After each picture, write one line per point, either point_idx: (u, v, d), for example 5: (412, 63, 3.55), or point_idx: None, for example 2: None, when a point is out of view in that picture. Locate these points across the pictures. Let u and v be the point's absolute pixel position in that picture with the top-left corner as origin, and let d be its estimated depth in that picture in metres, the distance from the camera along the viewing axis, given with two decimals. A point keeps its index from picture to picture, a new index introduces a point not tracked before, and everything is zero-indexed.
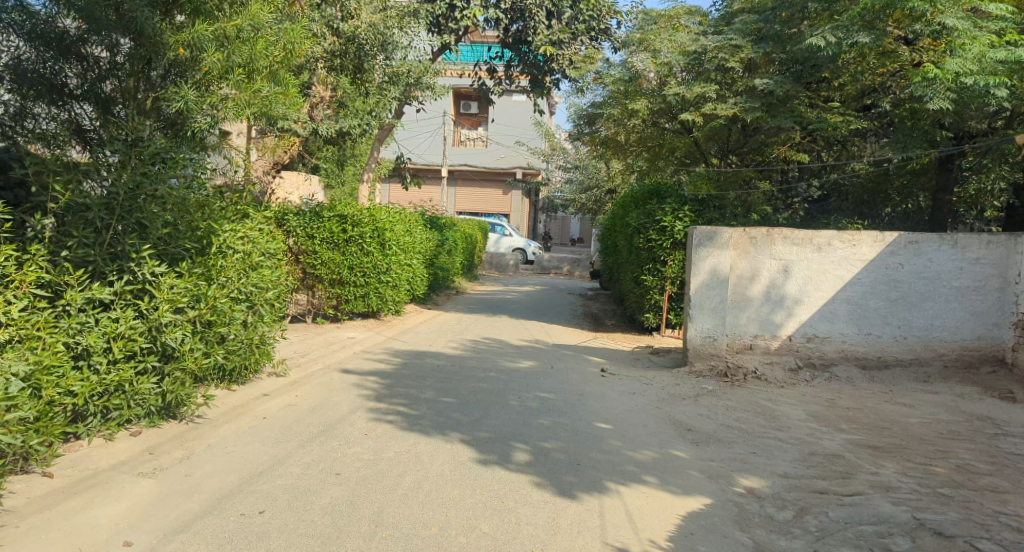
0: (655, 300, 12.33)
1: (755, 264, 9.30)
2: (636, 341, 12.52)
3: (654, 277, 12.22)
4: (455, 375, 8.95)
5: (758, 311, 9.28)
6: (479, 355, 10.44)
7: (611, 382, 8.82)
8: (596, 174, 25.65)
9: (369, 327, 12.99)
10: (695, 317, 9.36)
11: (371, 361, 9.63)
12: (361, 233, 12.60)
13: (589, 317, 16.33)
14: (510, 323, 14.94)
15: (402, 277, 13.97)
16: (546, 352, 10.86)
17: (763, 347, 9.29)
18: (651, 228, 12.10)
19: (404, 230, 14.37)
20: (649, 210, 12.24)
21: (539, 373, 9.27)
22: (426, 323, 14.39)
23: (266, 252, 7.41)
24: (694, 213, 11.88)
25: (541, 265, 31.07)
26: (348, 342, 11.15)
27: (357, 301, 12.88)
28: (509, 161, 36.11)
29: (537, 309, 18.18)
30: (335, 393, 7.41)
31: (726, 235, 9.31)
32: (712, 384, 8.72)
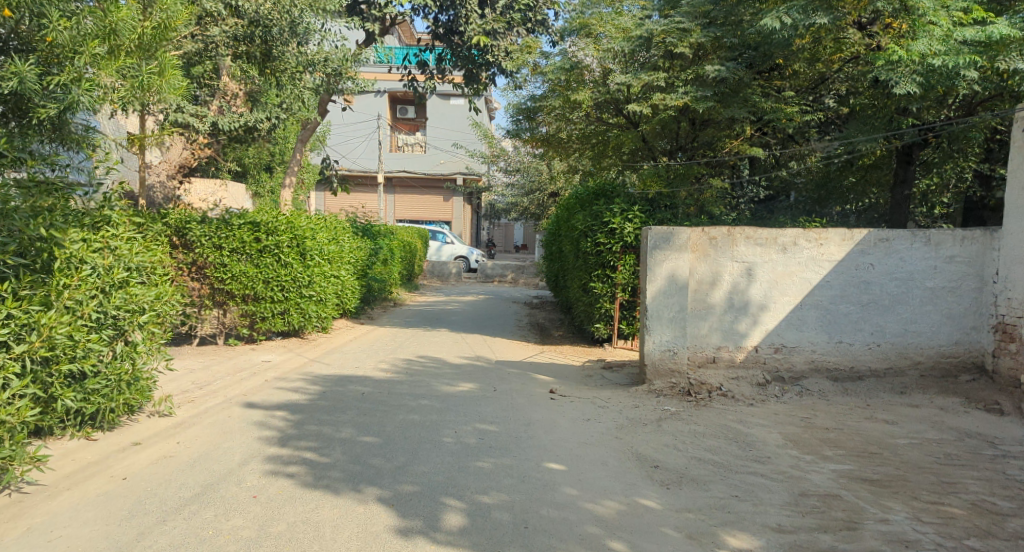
0: (605, 309, 11.32)
1: (716, 266, 8.30)
2: (586, 353, 11.49)
3: (604, 283, 11.22)
4: (379, 405, 7.71)
5: (720, 318, 8.31)
6: (412, 378, 9.24)
7: (560, 407, 7.72)
8: (539, 177, 24.64)
9: (290, 348, 11.62)
10: (652, 328, 8.30)
11: (284, 391, 8.33)
12: (278, 241, 11.39)
13: (535, 328, 15.22)
14: (449, 338, 13.73)
15: (329, 290, 12.69)
16: (488, 372, 9.71)
17: (727, 359, 8.33)
18: (599, 231, 11.10)
19: (329, 238, 13.12)
20: (595, 210, 11.28)
21: (477, 399, 8.09)
22: (356, 340, 13.07)
23: (135, 266, 6.17)
24: (644, 213, 10.92)
25: (484, 273, 29.86)
26: (261, 368, 9.80)
27: (276, 318, 11.64)
28: (449, 166, 34.90)
29: (479, 320, 17.01)
30: (232, 439, 6.15)
31: (684, 235, 8.26)
32: (673, 405, 7.69)
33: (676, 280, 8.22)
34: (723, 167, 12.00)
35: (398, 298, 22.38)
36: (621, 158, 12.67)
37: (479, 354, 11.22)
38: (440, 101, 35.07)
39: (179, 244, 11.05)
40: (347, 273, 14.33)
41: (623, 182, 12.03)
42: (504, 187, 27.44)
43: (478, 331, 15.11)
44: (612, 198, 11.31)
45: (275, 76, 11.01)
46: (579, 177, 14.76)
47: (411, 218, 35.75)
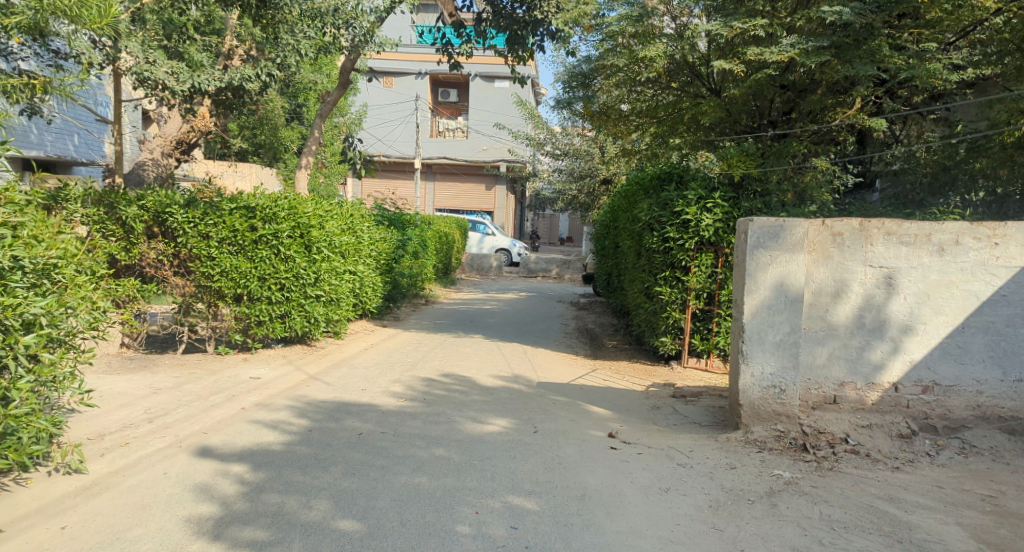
0: (674, 320, 9.13)
1: (842, 273, 6.12)
2: (649, 374, 9.31)
3: (670, 288, 9.07)
4: (381, 452, 5.72)
5: (845, 345, 6.18)
6: (430, 409, 7.22)
7: (628, 465, 5.62)
8: (590, 162, 22.42)
9: (290, 359, 9.68)
10: (750, 354, 6.12)
11: (261, 427, 6.38)
12: (282, 230, 9.44)
13: (584, 336, 13.07)
14: (483, 347, 11.65)
15: (342, 288, 10.68)
16: (527, 402, 7.63)
17: (854, 399, 6.21)
18: (667, 222, 8.94)
19: (342, 227, 11.09)
20: (664, 195, 9.10)
21: (515, 445, 6.05)
22: (373, 349, 11.07)
23: (18, 264, 4.48)
24: (727, 202, 8.77)
25: (527, 267, 27.70)
26: (246, 388, 7.87)
27: (275, 323, 9.69)
28: (491, 153, 32.89)
29: (519, 324, 15.00)
30: (150, 521, 4.21)
31: (799, 230, 6.03)
32: (785, 467, 5.54)
33: (787, 291, 6.03)
34: (828, 143, 9.88)
35: (431, 295, 20.40)
36: (693, 136, 10.40)
37: (518, 372, 9.16)
38: (482, 84, 32.73)
39: (159, 232, 9.26)
40: (365, 268, 12.26)
41: (699, 166, 9.82)
42: (551, 174, 25.31)
43: (517, 337, 13.01)
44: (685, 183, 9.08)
45: (274, 26, 9.18)
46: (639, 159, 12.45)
47: (451, 208, 34.19)
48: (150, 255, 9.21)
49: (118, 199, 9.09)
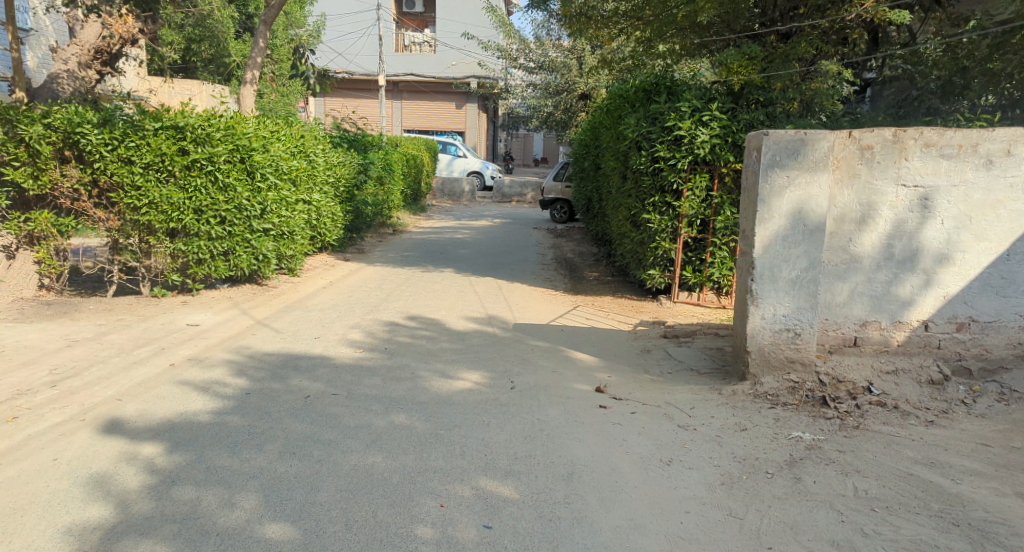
0: (664, 251, 8.52)
1: (870, 195, 5.23)
2: (637, 310, 8.65)
3: (660, 216, 8.42)
4: (330, 421, 4.83)
5: (870, 281, 5.33)
6: (392, 362, 6.33)
7: (620, 430, 4.78)
8: (566, 75, 21.12)
9: (237, 302, 8.67)
10: (761, 293, 5.23)
11: (189, 389, 5.44)
12: (223, 154, 8.38)
13: (563, 270, 12.20)
14: (454, 286, 10.73)
15: (293, 219, 9.71)
16: (503, 352, 6.76)
17: (876, 341, 5.40)
18: (659, 141, 8.20)
19: (290, 151, 10.04)
20: (654, 110, 8.33)
21: (488, 407, 5.19)
22: (332, 289, 10.09)
23: None
24: (725, 113, 8.02)
25: (501, 191, 26.58)
26: (179, 339, 6.89)
27: (218, 261, 8.69)
28: (460, 68, 31.72)
29: (493, 255, 14.07)
30: (15, 536, 3.31)
31: (824, 145, 5.07)
32: (805, 427, 4.68)
33: (804, 218, 5.13)
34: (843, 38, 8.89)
35: (399, 224, 19.33)
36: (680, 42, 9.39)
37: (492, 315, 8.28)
38: None
39: (72, 156, 8.02)
40: (319, 194, 11.27)
41: (688, 76, 8.89)
42: (524, 90, 23.99)
43: (491, 271, 12.09)
44: (676, 97, 8.27)
45: None
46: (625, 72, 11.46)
47: (419, 130, 33.00)
48: (64, 183, 8.01)
49: (19, 116, 7.83)
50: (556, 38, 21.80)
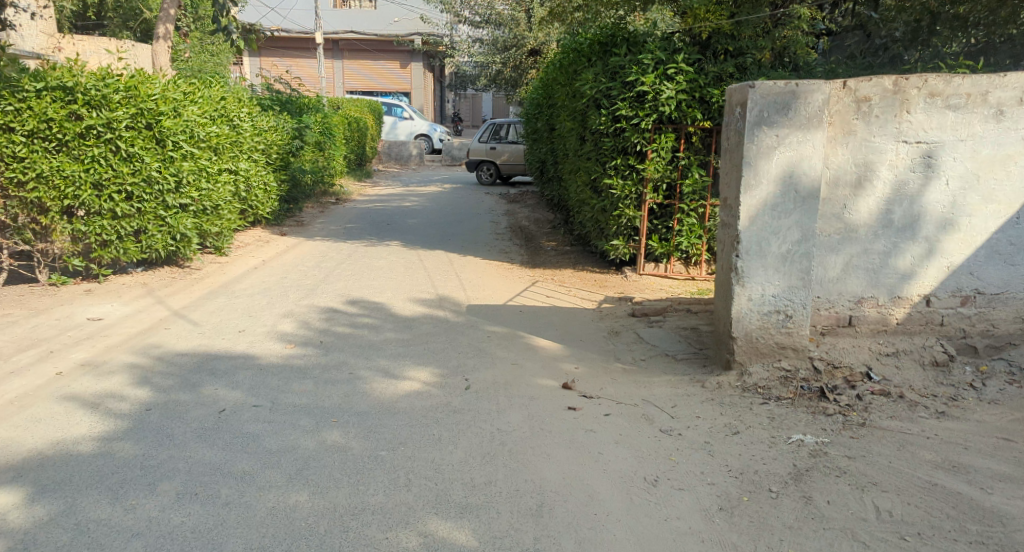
0: (628, 219, 7.96)
1: (867, 153, 4.55)
2: (600, 286, 8.09)
3: (622, 181, 7.86)
4: (247, 442, 4.06)
5: (866, 252, 4.66)
6: (325, 361, 5.55)
7: (592, 440, 4.10)
8: (514, 29, 20.16)
9: (152, 291, 7.74)
10: (747, 271, 4.56)
11: (75, 406, 4.59)
12: (124, 121, 7.59)
13: (518, 244, 11.52)
14: (400, 264, 9.94)
15: (211, 192, 8.99)
16: (454, 344, 6.03)
17: (875, 321, 4.73)
18: (619, 98, 7.62)
19: (208, 117, 9.24)
20: (613, 63, 7.78)
21: (438, 416, 4.45)
22: (264, 271, 9.19)
23: None
24: (691, 66, 7.49)
25: (450, 154, 25.64)
26: (74, 340, 5.98)
27: (127, 241, 7.93)
28: (403, 25, 31.61)
29: (443, 226, 13.25)
30: None
31: (818, 97, 4.38)
32: (805, 427, 4.00)
33: (793, 182, 4.46)
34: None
35: (342, 192, 18.33)
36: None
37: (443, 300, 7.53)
38: None
39: None
40: (246, 162, 10.49)
41: (647, 25, 8.31)
42: (470, 46, 22.93)
43: (440, 246, 11.34)
44: (636, 49, 7.73)
45: None
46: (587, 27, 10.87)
47: (363, 90, 32.95)
48: None
49: None
50: None
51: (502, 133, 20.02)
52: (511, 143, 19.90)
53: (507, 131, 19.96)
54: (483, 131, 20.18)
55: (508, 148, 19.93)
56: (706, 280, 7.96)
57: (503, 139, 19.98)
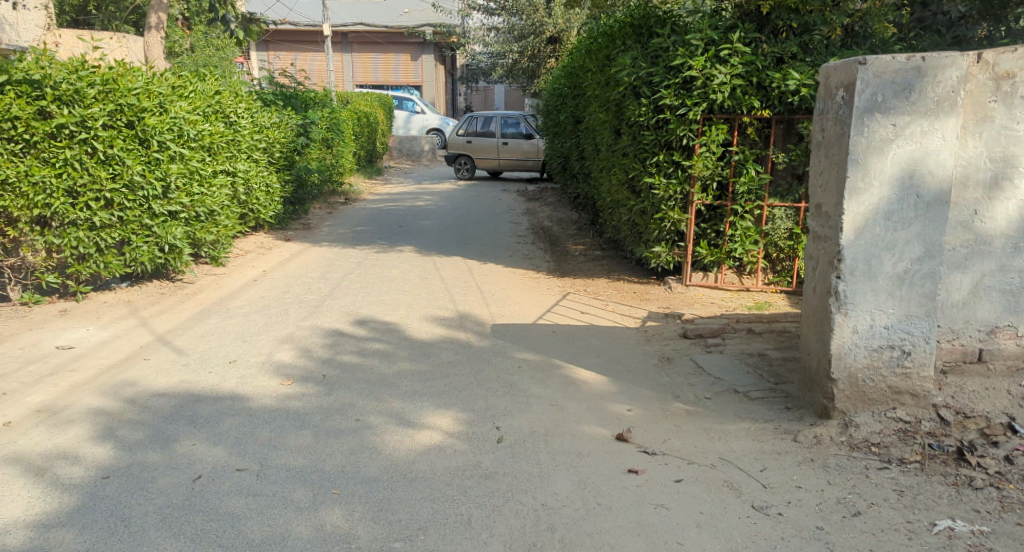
0: (673, 222, 7.19)
1: (1006, 145, 3.61)
2: (642, 299, 7.24)
3: (667, 180, 7.10)
4: (224, 529, 3.17)
5: (1002, 271, 3.70)
6: (328, 403, 4.66)
7: (668, 522, 3.18)
8: (531, 16, 19.25)
9: (136, 311, 6.86)
10: (854, 296, 3.61)
11: (14, 473, 3.68)
12: (100, 119, 6.73)
13: (542, 248, 10.66)
14: (414, 274, 9.06)
15: (206, 198, 8.15)
16: (479, 378, 5.12)
17: (1011, 355, 3.79)
18: (666, 87, 6.87)
19: (200, 114, 8.39)
20: (655, 46, 7.04)
21: (467, 486, 3.55)
22: (264, 283, 8.32)
23: None
24: (748, 50, 6.70)
25: None
26: (35, 376, 5.09)
27: (108, 254, 7.08)
28: (413, 16, 31.66)
29: (460, 229, 12.36)
30: None
31: (949, 75, 3.45)
32: (949, 507, 3.06)
33: (915, 183, 3.53)
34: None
35: (352, 191, 17.50)
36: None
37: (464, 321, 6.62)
38: None
39: None
40: (245, 163, 9.65)
41: (693, 4, 7.53)
42: (484, 35, 22.15)
43: (457, 251, 10.45)
44: (682, 32, 6.98)
45: None
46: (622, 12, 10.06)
47: (374, 84, 32.28)
48: None
49: None
50: None
51: (478, 127, 19.47)
52: (485, 137, 19.34)
53: (483, 124, 19.39)
54: (461, 124, 19.75)
55: (483, 143, 19.39)
56: (763, 291, 7.06)
57: (479, 133, 19.48)
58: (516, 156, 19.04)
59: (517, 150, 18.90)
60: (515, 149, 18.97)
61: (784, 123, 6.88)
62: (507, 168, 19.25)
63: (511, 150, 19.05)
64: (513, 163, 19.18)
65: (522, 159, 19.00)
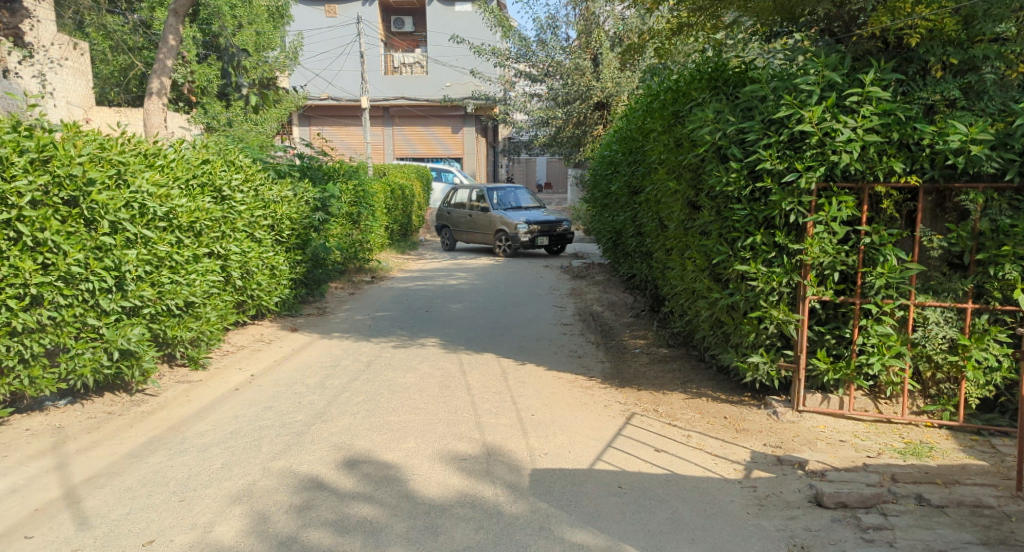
0: (779, 325, 5.40)
1: None
2: (738, 430, 5.36)
3: (766, 268, 5.40)
4: None
5: None
6: None
7: None
8: (577, 81, 17.96)
9: (61, 441, 5.09)
10: None
11: None
12: (30, 194, 5.09)
13: (593, 342, 8.84)
14: (436, 378, 7.30)
15: (179, 286, 6.53)
16: None
17: None
18: (771, 148, 5.22)
19: (180, 187, 6.81)
20: (748, 95, 5.45)
21: None
22: (247, 393, 6.62)
23: None
24: (885, 98, 5.03)
25: None
26: None
27: (37, 366, 5.35)
28: (457, 89, 30.93)
29: (495, 315, 10.64)
30: None
31: None
32: None
33: None
34: None
35: (381, 267, 16.01)
36: (757, 22, 6.75)
37: (496, 466, 4.80)
38: (441, 9, 30.73)
39: None
40: (240, 241, 8.14)
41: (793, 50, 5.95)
42: (525, 102, 20.77)
43: (490, 345, 8.71)
44: (785, 78, 5.38)
45: None
46: (688, 65, 8.49)
47: (416, 157, 31.51)
48: None
49: None
50: (566, 42, 19.04)
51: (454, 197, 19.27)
52: (456, 207, 19.03)
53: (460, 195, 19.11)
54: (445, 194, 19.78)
55: (455, 213, 19.07)
56: (909, 422, 5.16)
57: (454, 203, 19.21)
58: (477, 228, 18.29)
59: (477, 221, 18.18)
60: (474, 221, 18.30)
61: (934, 194, 5.14)
62: (472, 240, 18.52)
63: (472, 223, 18.43)
64: (474, 236, 18.43)
65: (481, 233, 18.15)
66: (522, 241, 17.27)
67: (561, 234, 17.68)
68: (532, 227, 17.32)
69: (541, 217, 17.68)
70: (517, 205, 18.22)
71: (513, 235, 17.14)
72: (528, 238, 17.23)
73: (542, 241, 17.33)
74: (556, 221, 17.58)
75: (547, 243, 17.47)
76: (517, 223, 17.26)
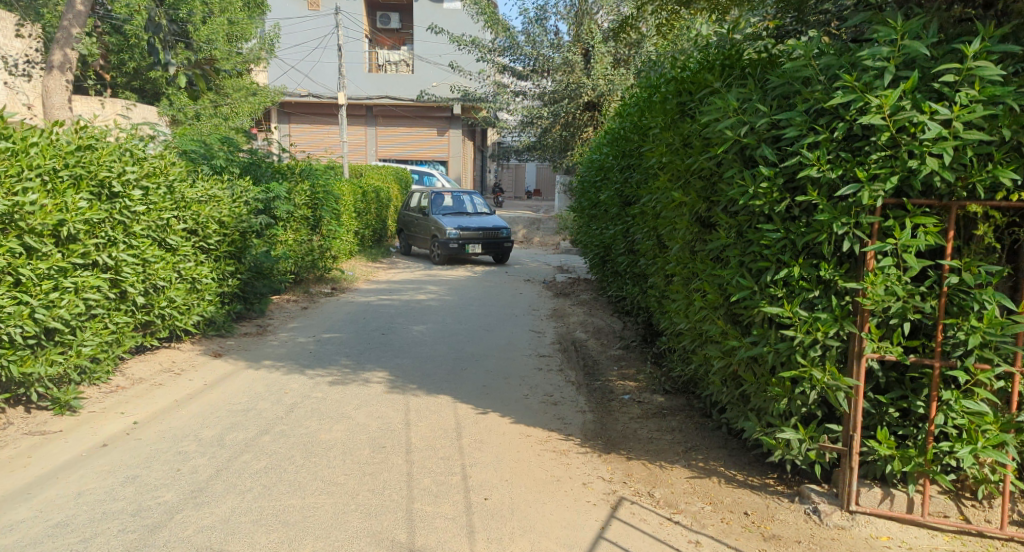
0: (819, 391, 3.89)
1: None
2: (766, 538, 3.85)
3: (808, 312, 3.89)
4: None
5: None
6: None
7: None
8: (568, 78, 16.54)
9: None
10: None
11: None
12: None
13: (573, 381, 7.32)
14: (372, 429, 5.77)
15: (26, 308, 5.09)
16: None
17: None
18: (820, 145, 3.72)
19: (37, 181, 5.27)
20: (787, 75, 3.96)
21: None
22: (113, 451, 5.08)
23: None
24: (990, 79, 3.53)
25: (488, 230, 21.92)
26: None
27: None
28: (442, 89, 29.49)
29: (460, 341, 9.12)
30: None
31: None
32: None
33: None
34: None
35: (346, 276, 14.50)
36: None
37: None
38: (429, 4, 29.49)
39: None
40: (140, 248, 6.62)
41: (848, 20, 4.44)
42: (511, 100, 19.32)
43: (448, 383, 7.18)
44: (840, 53, 3.89)
45: None
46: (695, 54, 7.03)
47: (400, 160, 29.89)
48: None
49: None
50: (556, 37, 17.57)
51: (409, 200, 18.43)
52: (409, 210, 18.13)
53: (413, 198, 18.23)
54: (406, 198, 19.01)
55: (406, 217, 18.18)
56: (1008, 537, 3.67)
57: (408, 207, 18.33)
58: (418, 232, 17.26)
59: (419, 224, 17.20)
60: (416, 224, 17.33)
61: None
62: (414, 245, 17.47)
63: (416, 226, 17.44)
64: (416, 240, 17.39)
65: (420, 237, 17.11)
66: (453, 248, 16.08)
67: (500, 241, 16.43)
68: (465, 233, 16.15)
69: (484, 224, 16.50)
70: (464, 211, 17.10)
71: (442, 238, 16.02)
72: (459, 243, 16.06)
73: (474, 249, 16.11)
74: (493, 228, 16.34)
75: (481, 251, 16.24)
76: (449, 228, 16.11)
